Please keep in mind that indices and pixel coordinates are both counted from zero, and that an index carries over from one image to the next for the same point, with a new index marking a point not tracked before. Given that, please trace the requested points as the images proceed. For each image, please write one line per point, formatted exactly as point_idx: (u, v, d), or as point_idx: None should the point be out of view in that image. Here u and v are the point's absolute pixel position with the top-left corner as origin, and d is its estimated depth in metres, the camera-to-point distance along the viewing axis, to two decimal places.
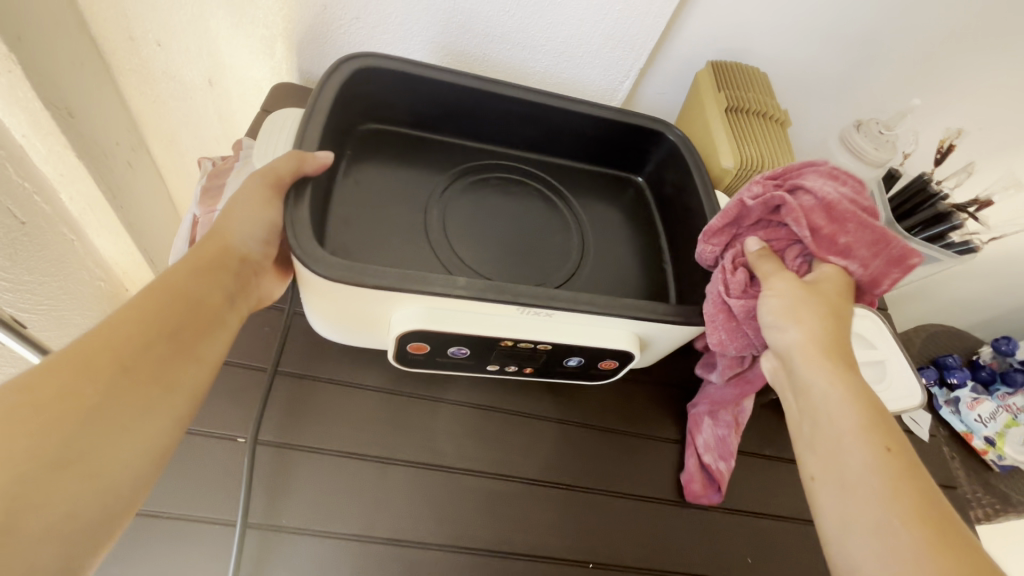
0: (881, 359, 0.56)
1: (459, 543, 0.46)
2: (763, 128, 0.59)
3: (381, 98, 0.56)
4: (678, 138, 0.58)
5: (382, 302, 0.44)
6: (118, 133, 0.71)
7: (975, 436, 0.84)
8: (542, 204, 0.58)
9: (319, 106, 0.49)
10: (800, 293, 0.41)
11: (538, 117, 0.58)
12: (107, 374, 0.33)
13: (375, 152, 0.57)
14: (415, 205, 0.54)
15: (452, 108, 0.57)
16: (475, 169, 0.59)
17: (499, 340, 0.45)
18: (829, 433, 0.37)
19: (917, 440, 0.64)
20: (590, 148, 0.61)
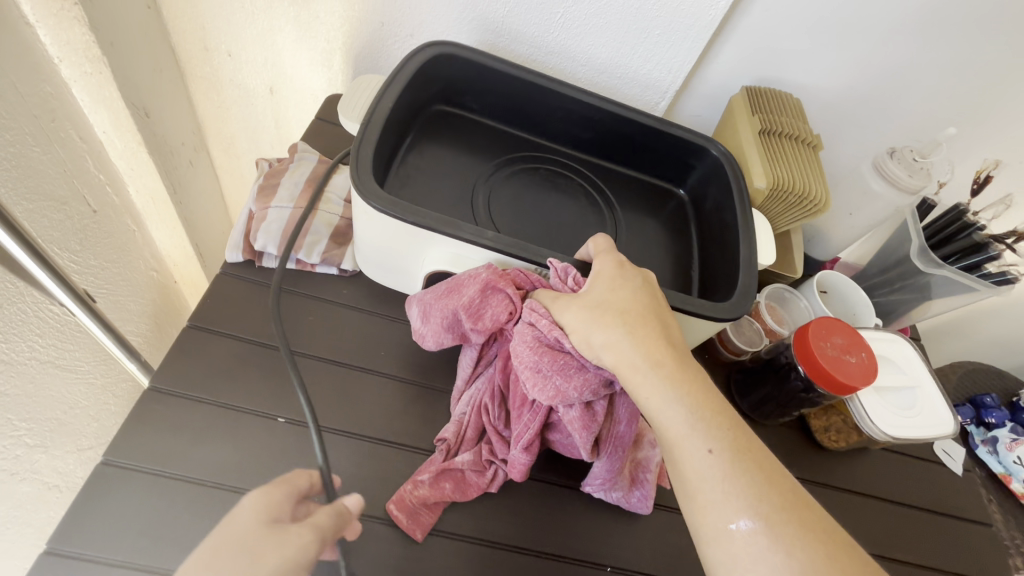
0: (911, 385, 0.55)
1: (484, 534, 0.45)
2: (794, 150, 0.59)
3: (450, 85, 0.60)
4: (723, 154, 0.60)
5: (417, 243, 0.48)
6: (185, 135, 0.77)
7: (1014, 479, 0.80)
8: (584, 198, 0.61)
9: (400, 80, 0.53)
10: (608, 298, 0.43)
11: (591, 118, 0.61)
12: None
13: (439, 131, 0.60)
14: (465, 182, 0.57)
15: (512, 102, 0.61)
16: (527, 159, 0.62)
17: None
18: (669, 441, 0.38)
19: (950, 473, 0.62)
20: (639, 155, 0.63)
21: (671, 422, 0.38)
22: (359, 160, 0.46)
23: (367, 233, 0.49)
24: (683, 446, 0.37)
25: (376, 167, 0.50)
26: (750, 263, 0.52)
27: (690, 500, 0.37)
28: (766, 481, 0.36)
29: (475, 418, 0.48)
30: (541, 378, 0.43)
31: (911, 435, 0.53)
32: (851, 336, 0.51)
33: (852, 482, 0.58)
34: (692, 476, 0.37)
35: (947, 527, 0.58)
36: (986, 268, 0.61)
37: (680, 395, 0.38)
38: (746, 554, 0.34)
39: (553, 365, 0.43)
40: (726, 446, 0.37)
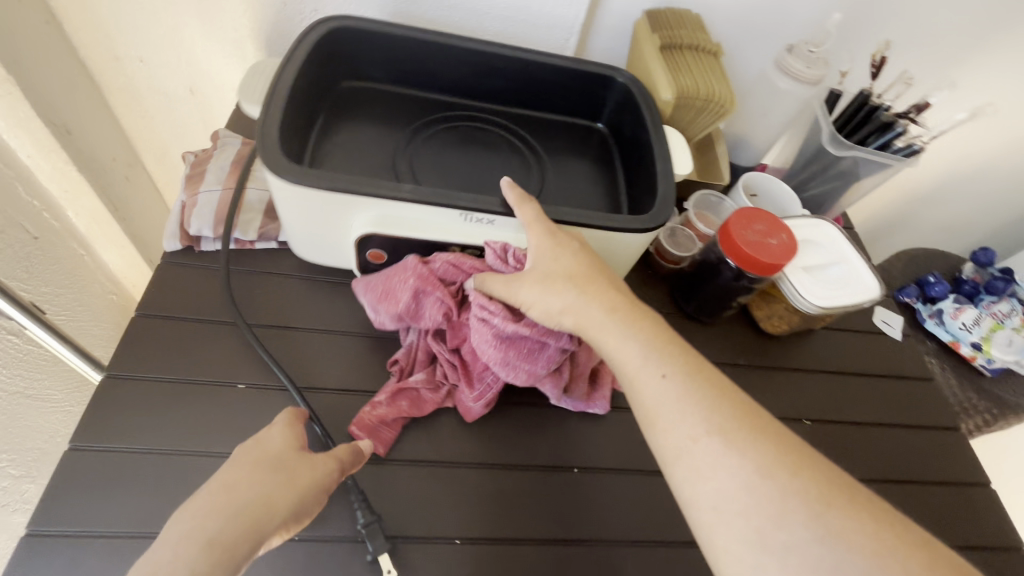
0: (837, 262, 0.59)
1: (451, 456, 0.48)
2: (698, 59, 0.61)
3: (352, 59, 0.61)
4: (629, 80, 0.62)
5: (341, 210, 0.48)
6: (114, 149, 0.76)
7: (962, 343, 0.86)
8: (509, 150, 0.63)
9: (298, 57, 0.54)
10: (551, 267, 0.45)
11: (497, 67, 0.62)
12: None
13: (351, 107, 0.61)
14: (386, 152, 0.59)
15: (419, 64, 0.62)
16: (443, 120, 0.63)
17: (447, 246, 0.50)
18: (626, 373, 0.42)
19: (890, 340, 0.66)
20: (555, 96, 0.65)
21: (627, 356, 0.43)
22: (263, 138, 0.46)
23: (292, 218, 0.50)
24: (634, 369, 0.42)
25: (288, 148, 0.50)
26: (667, 176, 0.55)
27: (652, 429, 0.40)
28: (716, 394, 0.39)
29: (422, 341, 0.51)
30: (509, 367, 0.48)
31: (840, 306, 0.57)
32: (771, 221, 0.54)
33: (801, 362, 0.62)
34: (651, 404, 0.41)
35: (896, 388, 0.62)
36: (895, 144, 0.65)
37: (634, 333, 0.43)
38: (708, 468, 0.37)
39: (517, 353, 0.48)
40: (677, 371, 0.41)
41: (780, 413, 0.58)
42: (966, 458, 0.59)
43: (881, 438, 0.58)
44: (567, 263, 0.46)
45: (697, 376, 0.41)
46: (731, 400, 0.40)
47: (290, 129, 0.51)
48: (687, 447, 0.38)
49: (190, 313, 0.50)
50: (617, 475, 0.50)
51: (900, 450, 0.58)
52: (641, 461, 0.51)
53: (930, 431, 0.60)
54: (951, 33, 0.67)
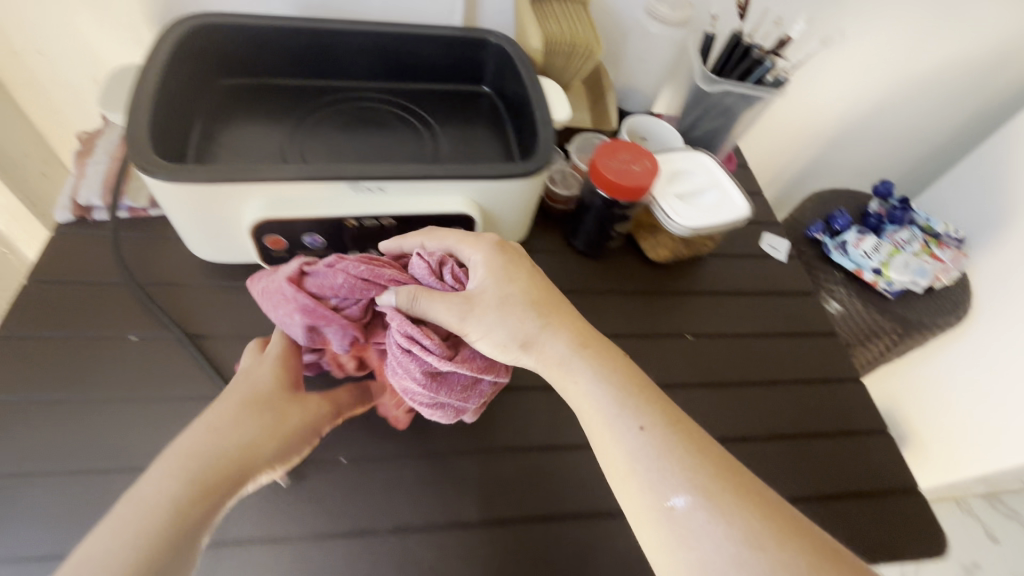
0: (711, 187, 0.63)
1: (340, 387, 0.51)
2: (566, 9, 0.65)
3: (222, 56, 0.62)
4: (502, 40, 0.65)
5: (226, 201, 0.48)
6: (25, 145, 0.77)
7: (864, 271, 0.91)
8: (396, 124, 0.66)
9: (160, 53, 0.55)
10: (500, 291, 0.46)
11: (371, 46, 0.65)
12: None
13: (233, 102, 0.63)
14: (272, 137, 0.61)
15: (296, 52, 0.64)
16: (327, 103, 0.66)
17: (342, 221, 0.51)
18: (600, 423, 0.42)
19: (775, 262, 0.70)
20: (436, 67, 0.68)
21: (599, 402, 0.42)
22: (132, 138, 0.46)
23: (179, 217, 0.50)
24: (601, 428, 0.42)
25: (161, 145, 0.51)
26: (546, 120, 0.57)
27: (629, 488, 0.40)
28: (695, 450, 0.40)
29: None
30: (438, 405, 0.46)
31: (712, 225, 0.60)
32: (635, 150, 0.58)
33: (685, 285, 0.66)
34: (628, 458, 0.40)
35: (777, 302, 0.66)
36: (765, 78, 0.69)
37: (606, 378, 0.43)
38: (690, 532, 0.37)
39: (443, 390, 0.46)
40: (656, 423, 0.41)
41: (661, 330, 0.61)
42: (841, 359, 0.63)
43: (760, 346, 0.62)
44: (527, 292, 0.46)
45: (676, 428, 0.41)
46: (704, 452, 0.40)
47: (161, 124, 0.52)
48: (666, 500, 0.38)
49: (82, 277, 0.53)
50: (502, 394, 0.53)
51: (779, 355, 0.61)
52: (525, 381, 0.54)
53: (810, 338, 0.64)
54: None
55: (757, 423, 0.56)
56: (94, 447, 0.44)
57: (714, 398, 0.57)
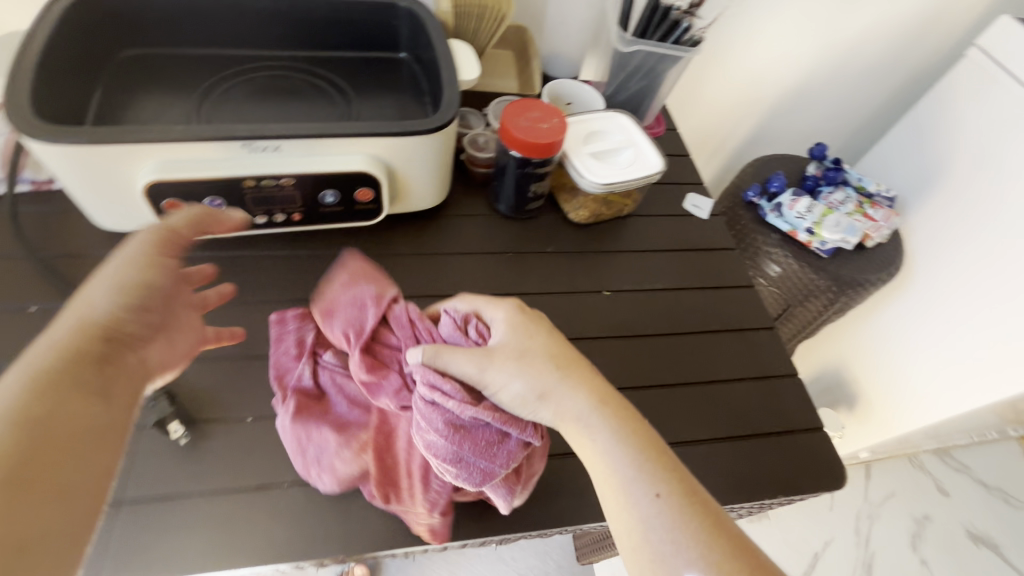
0: (626, 146, 0.64)
1: (249, 351, 0.51)
2: None
3: (126, 24, 0.62)
4: (411, 5, 0.66)
5: (119, 165, 0.49)
6: None
7: (798, 231, 0.93)
8: (309, 91, 0.66)
9: (47, 20, 0.54)
10: (523, 344, 0.46)
11: (280, 12, 0.65)
12: (23, 470, 0.30)
13: (139, 71, 0.63)
14: (180, 101, 0.61)
15: (200, 21, 0.64)
16: (239, 71, 0.66)
17: (240, 181, 0.51)
18: (613, 483, 0.42)
19: (698, 221, 0.71)
20: (348, 35, 0.68)
21: (615, 465, 0.42)
22: (10, 102, 0.46)
23: (78, 184, 0.50)
24: (614, 490, 0.42)
25: (50, 110, 0.52)
26: (448, 76, 0.57)
27: (639, 559, 0.39)
28: (707, 523, 0.39)
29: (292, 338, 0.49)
30: (456, 463, 0.43)
31: (625, 182, 0.61)
32: (546, 109, 0.59)
33: (607, 243, 0.66)
34: (639, 525, 0.40)
35: (698, 257, 0.68)
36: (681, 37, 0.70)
37: (620, 438, 0.43)
38: None
39: (464, 445, 0.43)
40: (671, 492, 0.41)
41: (580, 287, 0.62)
42: (757, 309, 0.64)
43: (677, 299, 0.63)
44: (539, 343, 0.47)
45: (693, 500, 0.41)
46: (717, 526, 0.40)
47: (49, 92, 0.52)
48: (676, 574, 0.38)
49: None
50: None
51: (696, 308, 0.63)
52: None
53: (728, 292, 0.65)
54: None
55: (666, 371, 0.57)
56: None
57: (627, 350, 0.58)
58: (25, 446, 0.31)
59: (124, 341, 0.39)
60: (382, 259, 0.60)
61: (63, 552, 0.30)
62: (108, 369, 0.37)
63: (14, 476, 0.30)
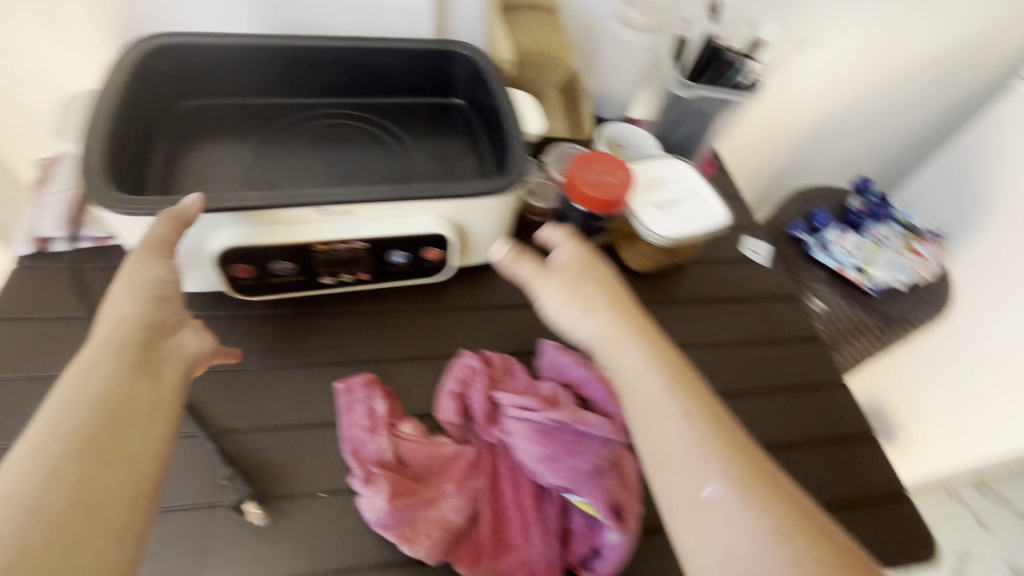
0: (687, 195, 0.62)
1: (317, 417, 0.49)
2: (538, 17, 0.63)
3: (188, 76, 0.62)
4: (471, 51, 0.65)
5: (194, 230, 0.48)
6: None
7: (847, 269, 0.91)
8: (367, 139, 0.65)
9: (114, 79, 0.54)
10: (624, 357, 0.43)
11: (340, 62, 0.65)
12: (91, 435, 0.33)
13: (199, 123, 0.63)
14: (241, 160, 0.61)
15: (258, 73, 0.64)
16: (298, 120, 0.66)
17: (313, 246, 0.51)
18: (744, 562, 0.34)
19: (757, 267, 0.70)
20: (404, 82, 0.68)
21: (744, 537, 0.35)
22: (88, 168, 0.47)
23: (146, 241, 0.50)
24: (665, 468, 0.38)
25: (122, 169, 0.52)
26: (516, 132, 0.56)
27: None
28: None
29: (364, 409, 0.48)
30: (579, 481, 0.43)
31: (690, 234, 0.60)
32: (609, 161, 0.57)
33: (668, 293, 0.65)
34: None
35: (760, 307, 0.66)
36: (739, 81, 0.69)
37: (745, 503, 0.36)
38: None
39: (585, 463, 0.44)
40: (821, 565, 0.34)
41: None
42: (824, 363, 0.63)
43: (743, 353, 0.62)
44: (637, 373, 0.42)
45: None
46: None
47: (117, 151, 0.51)
48: None
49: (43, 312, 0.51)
50: None
51: (764, 361, 0.61)
52: None
53: (794, 344, 0.64)
54: None
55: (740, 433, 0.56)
56: None
57: None
58: (90, 414, 0.34)
59: (160, 330, 0.41)
60: (442, 314, 0.58)
61: (135, 487, 0.33)
62: (149, 355, 0.39)
63: (79, 444, 0.32)
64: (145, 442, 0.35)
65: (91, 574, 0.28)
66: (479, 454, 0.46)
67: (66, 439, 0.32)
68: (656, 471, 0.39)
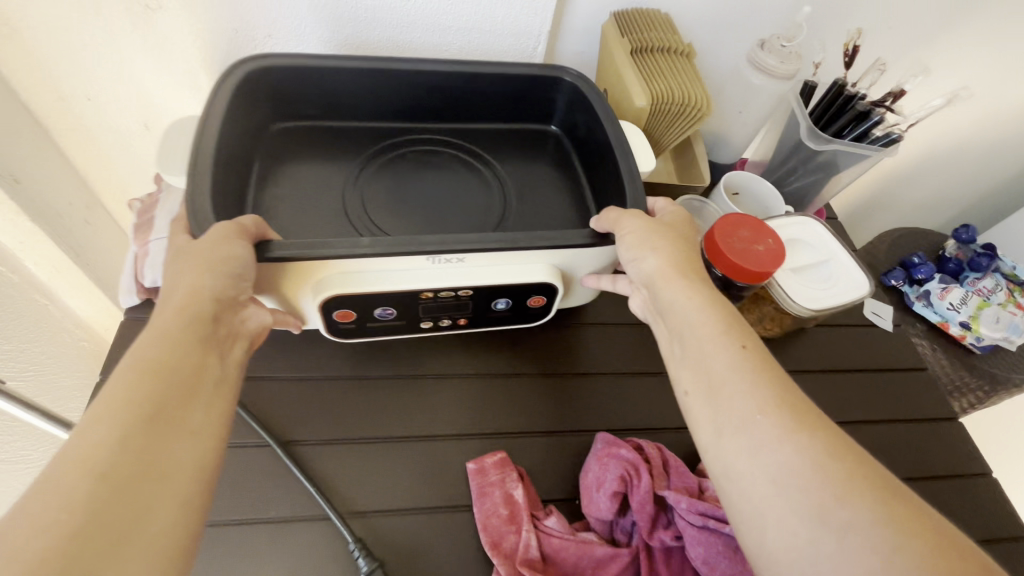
0: (825, 260, 0.59)
1: (445, 499, 0.47)
2: (669, 62, 0.60)
3: (283, 95, 0.58)
4: (576, 80, 0.60)
5: (304, 276, 0.45)
6: (70, 193, 0.71)
7: (951, 324, 0.86)
8: (461, 170, 0.61)
9: (219, 104, 0.51)
10: (757, 386, 0.39)
11: (442, 87, 0.60)
12: (161, 399, 0.32)
13: (292, 146, 0.59)
14: (336, 192, 0.57)
15: (351, 96, 0.59)
16: (392, 146, 0.62)
17: (420, 293, 0.47)
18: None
19: (882, 333, 0.66)
20: (501, 109, 0.63)
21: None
22: (196, 209, 0.43)
23: None
24: (769, 518, 0.35)
25: (228, 202, 0.49)
26: (630, 178, 0.53)
27: None
28: None
29: (500, 496, 0.46)
30: None
31: (834, 305, 0.56)
32: (756, 227, 0.54)
33: (793, 363, 0.61)
34: None
35: (890, 381, 0.62)
36: (873, 134, 0.63)
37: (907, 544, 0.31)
38: None
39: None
40: None
41: None
42: (965, 449, 0.58)
43: (878, 431, 0.58)
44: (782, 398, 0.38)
45: None
46: None
47: (224, 189, 0.48)
48: None
49: None
50: None
51: (901, 442, 0.58)
52: None
53: (930, 423, 0.60)
54: (920, 17, 0.66)
55: None
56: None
57: None
58: (155, 380, 0.33)
59: (228, 305, 0.40)
60: (564, 381, 0.55)
61: (197, 468, 0.32)
62: (214, 326, 0.38)
63: (150, 410, 0.31)
64: (208, 416, 0.34)
65: (156, 540, 0.28)
66: (635, 556, 0.42)
67: (135, 404, 0.31)
68: (755, 522, 0.36)
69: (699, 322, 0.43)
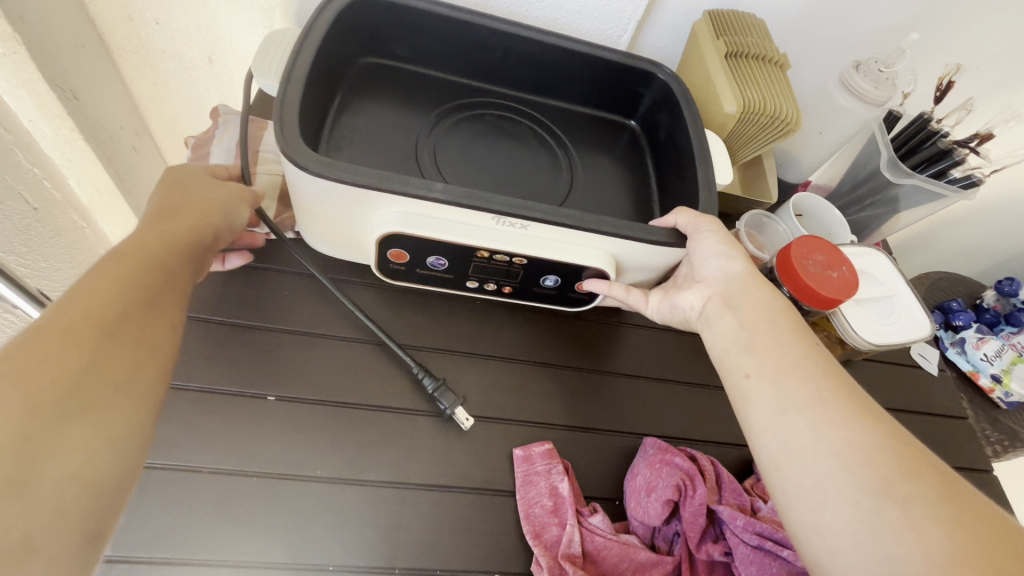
0: (888, 295, 0.58)
1: (489, 483, 0.46)
2: (763, 70, 0.59)
3: (377, 32, 0.56)
4: (669, 78, 0.58)
5: (363, 206, 0.44)
6: (121, 117, 0.68)
7: (981, 375, 0.86)
8: (532, 142, 0.59)
9: (320, 25, 0.49)
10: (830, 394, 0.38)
11: (535, 54, 0.58)
12: (139, 280, 0.33)
13: (375, 85, 0.57)
14: (407, 135, 0.54)
15: (450, 45, 0.57)
16: (470, 106, 0.59)
17: (477, 250, 0.45)
18: None
19: (927, 374, 0.66)
20: (585, 90, 0.61)
21: None
22: (281, 117, 0.42)
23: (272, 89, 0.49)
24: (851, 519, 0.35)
25: (308, 129, 0.46)
26: (708, 184, 0.51)
27: None
28: None
29: (545, 487, 0.46)
30: None
31: (892, 341, 0.55)
32: (832, 253, 0.52)
33: None
34: None
35: (930, 426, 0.62)
36: (951, 174, 0.61)
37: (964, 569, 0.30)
38: None
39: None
40: None
41: None
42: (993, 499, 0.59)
43: None
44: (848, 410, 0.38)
45: None
46: None
47: (308, 104, 0.46)
48: None
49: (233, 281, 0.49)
50: None
51: None
52: None
53: (960, 469, 0.60)
54: (1017, 58, 0.65)
55: None
56: (243, 527, 0.41)
57: None
58: (138, 268, 0.34)
59: (185, 259, 0.37)
60: (611, 379, 0.54)
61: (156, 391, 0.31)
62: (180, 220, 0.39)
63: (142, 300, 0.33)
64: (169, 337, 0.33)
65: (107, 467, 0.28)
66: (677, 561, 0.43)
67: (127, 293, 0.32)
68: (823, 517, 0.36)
69: (779, 318, 0.44)
